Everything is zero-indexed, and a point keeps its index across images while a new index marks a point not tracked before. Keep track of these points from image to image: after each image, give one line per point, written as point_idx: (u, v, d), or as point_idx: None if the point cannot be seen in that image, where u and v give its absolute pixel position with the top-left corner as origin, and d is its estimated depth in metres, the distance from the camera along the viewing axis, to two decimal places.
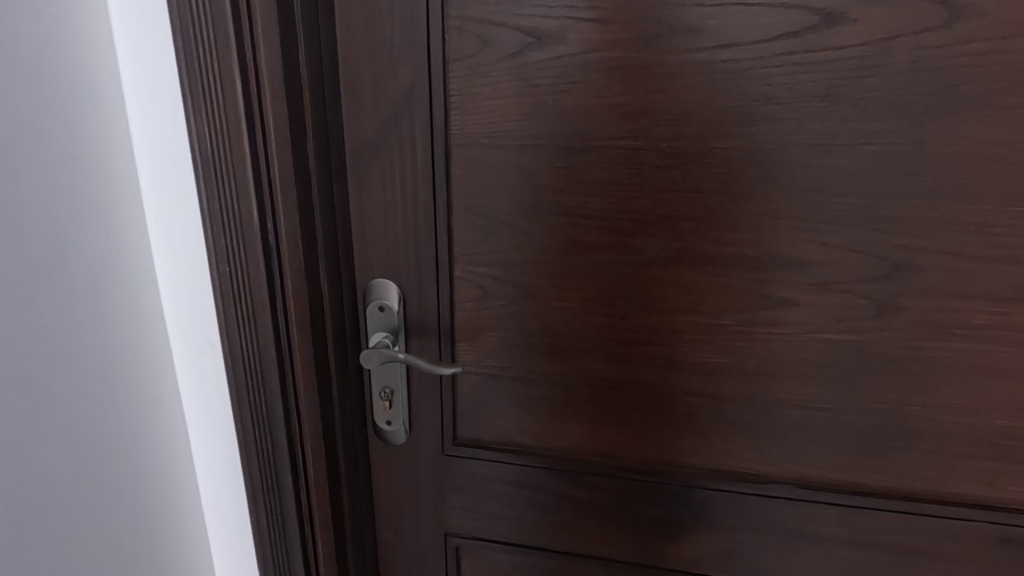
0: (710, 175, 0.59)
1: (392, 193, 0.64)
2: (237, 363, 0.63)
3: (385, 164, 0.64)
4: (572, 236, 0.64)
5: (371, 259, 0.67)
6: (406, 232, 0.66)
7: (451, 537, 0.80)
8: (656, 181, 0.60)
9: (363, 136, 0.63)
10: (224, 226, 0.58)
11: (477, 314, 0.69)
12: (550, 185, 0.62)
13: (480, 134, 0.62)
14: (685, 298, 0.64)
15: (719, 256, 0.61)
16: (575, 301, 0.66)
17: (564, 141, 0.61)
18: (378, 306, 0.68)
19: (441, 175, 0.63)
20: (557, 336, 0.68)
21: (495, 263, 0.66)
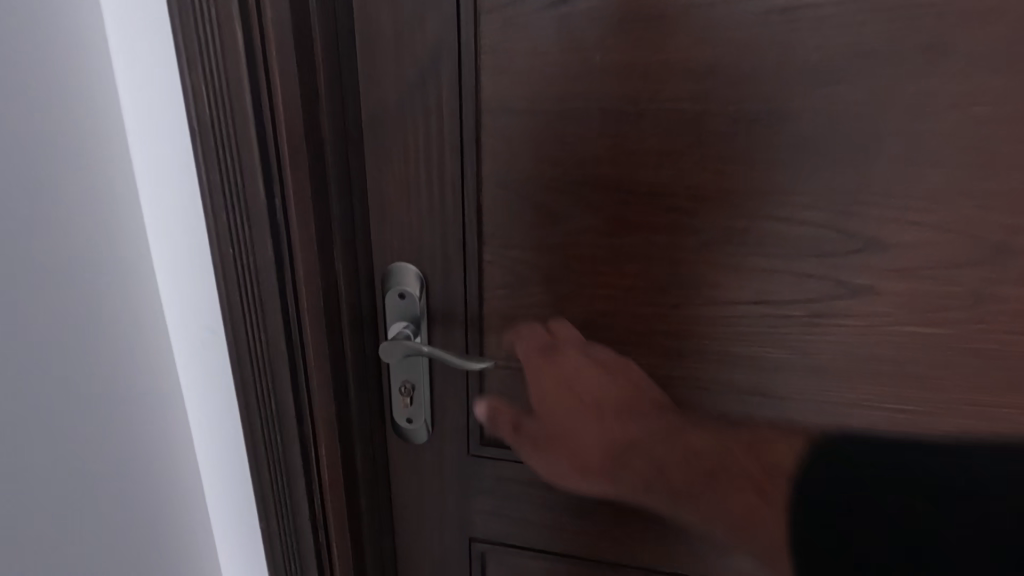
0: (784, 144, 0.51)
1: (415, 166, 0.57)
2: (243, 357, 0.57)
3: (407, 133, 0.56)
4: (618, 216, 0.56)
5: (391, 240, 0.60)
6: (430, 211, 0.58)
7: (476, 542, 0.74)
8: (720, 152, 0.52)
9: (382, 100, 0.55)
10: (227, 205, 0.51)
11: (508, 303, 0.62)
12: (596, 156, 0.55)
13: (516, 97, 0.54)
14: (747, 286, 0.56)
15: (788, 238, 0.54)
16: (621, 289, 0.59)
17: (612, 106, 0.53)
18: (399, 293, 0.61)
19: (471, 146, 0.56)
20: (598, 328, 0.61)
21: (530, 246, 0.59)
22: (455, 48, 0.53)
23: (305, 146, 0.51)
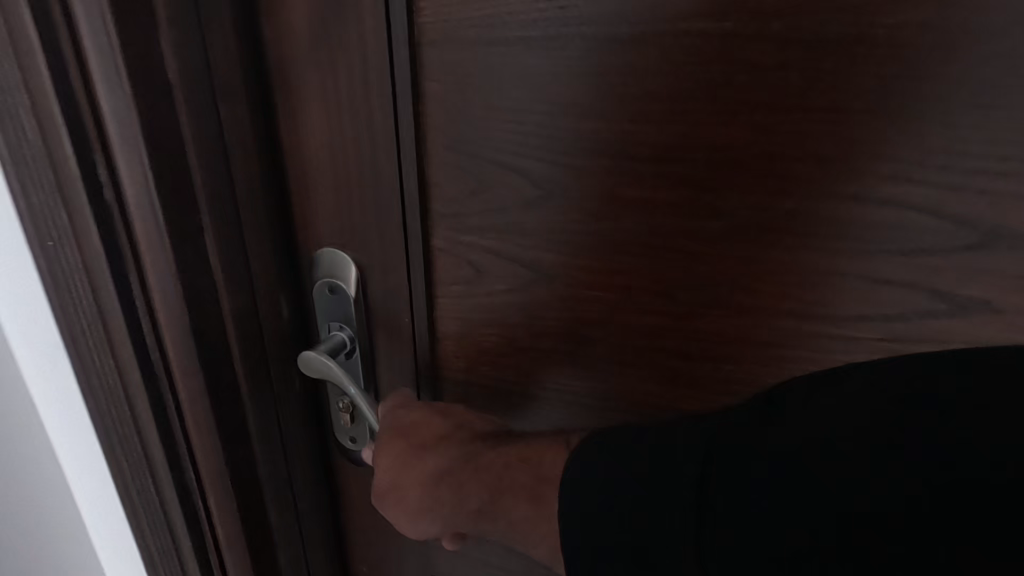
0: (862, 81, 0.33)
1: (336, 121, 0.42)
2: (92, 372, 0.44)
3: (322, 75, 0.41)
4: (609, 191, 0.40)
5: (311, 220, 0.46)
6: (358, 182, 0.44)
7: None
8: (761, 96, 0.35)
9: (286, 27, 0.40)
10: (36, 175, 0.37)
11: (465, 302, 0.47)
12: (577, 105, 0.39)
13: (465, 20, 0.38)
14: (789, 293, 0.39)
15: (860, 226, 0.36)
16: (612, 291, 0.43)
17: (599, 29, 0.36)
18: (329, 287, 0.48)
19: (406, 92, 0.41)
20: (580, 340, 0.46)
21: (490, 230, 0.44)
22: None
23: (129, 87, 0.34)
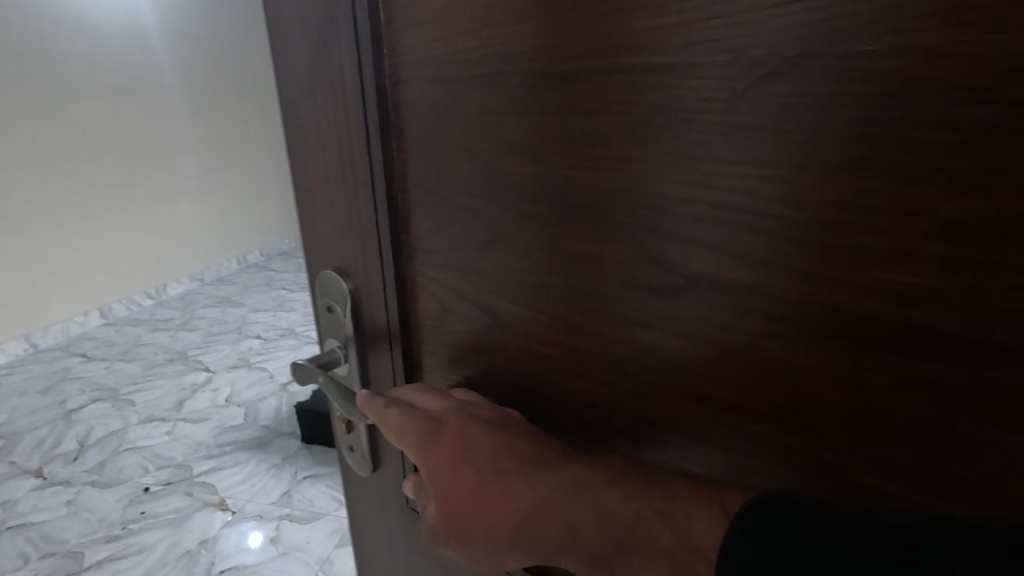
0: (821, 135, 0.28)
1: (331, 157, 0.46)
2: None
3: (319, 115, 0.45)
4: (556, 250, 0.39)
5: (315, 248, 0.51)
6: (348, 219, 0.48)
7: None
8: (705, 150, 0.31)
9: (293, 77, 0.46)
10: None
11: (439, 337, 0.48)
12: (527, 150, 0.37)
13: (425, 63, 0.39)
14: (748, 371, 0.34)
15: (816, 311, 0.31)
16: (565, 343, 0.41)
17: (541, 61, 0.35)
18: (327, 305, 0.52)
19: (380, 135, 0.43)
20: (538, 387, 0.44)
21: (455, 273, 0.44)
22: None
23: None
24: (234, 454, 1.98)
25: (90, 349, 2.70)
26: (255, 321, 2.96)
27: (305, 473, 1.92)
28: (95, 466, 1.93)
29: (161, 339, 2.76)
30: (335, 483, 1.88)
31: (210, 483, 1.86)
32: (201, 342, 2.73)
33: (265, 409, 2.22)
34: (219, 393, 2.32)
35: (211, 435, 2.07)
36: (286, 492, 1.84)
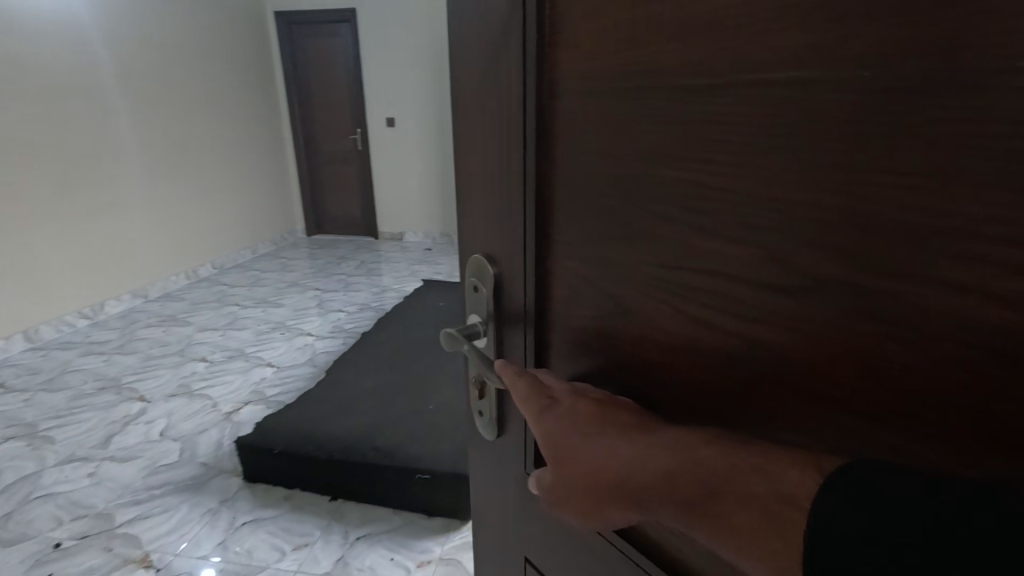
0: (917, 147, 0.31)
1: (493, 167, 0.60)
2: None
3: (485, 134, 0.60)
4: (682, 244, 0.45)
5: (474, 239, 0.68)
6: (500, 211, 0.61)
7: (529, 565, 0.75)
8: (834, 160, 0.34)
9: (468, 109, 0.62)
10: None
11: (566, 314, 0.59)
12: (665, 162, 0.44)
13: (578, 85, 0.50)
14: (869, 369, 0.36)
15: (927, 313, 0.33)
16: (690, 328, 0.47)
17: (674, 86, 0.42)
18: (474, 287, 0.69)
19: (529, 146, 0.55)
20: (658, 367, 0.50)
21: (590, 263, 0.54)
22: (525, 24, 0.52)
23: None
24: (164, 498, 2.38)
25: (11, 378, 3.42)
26: (198, 345, 3.94)
27: (242, 521, 2.23)
28: (6, 514, 2.30)
29: (104, 398, 3.21)
30: (276, 528, 2.20)
31: (133, 530, 2.21)
32: (143, 359, 3.71)
33: (202, 442, 2.78)
34: (152, 425, 2.93)
35: (140, 478, 2.51)
36: (222, 542, 2.13)
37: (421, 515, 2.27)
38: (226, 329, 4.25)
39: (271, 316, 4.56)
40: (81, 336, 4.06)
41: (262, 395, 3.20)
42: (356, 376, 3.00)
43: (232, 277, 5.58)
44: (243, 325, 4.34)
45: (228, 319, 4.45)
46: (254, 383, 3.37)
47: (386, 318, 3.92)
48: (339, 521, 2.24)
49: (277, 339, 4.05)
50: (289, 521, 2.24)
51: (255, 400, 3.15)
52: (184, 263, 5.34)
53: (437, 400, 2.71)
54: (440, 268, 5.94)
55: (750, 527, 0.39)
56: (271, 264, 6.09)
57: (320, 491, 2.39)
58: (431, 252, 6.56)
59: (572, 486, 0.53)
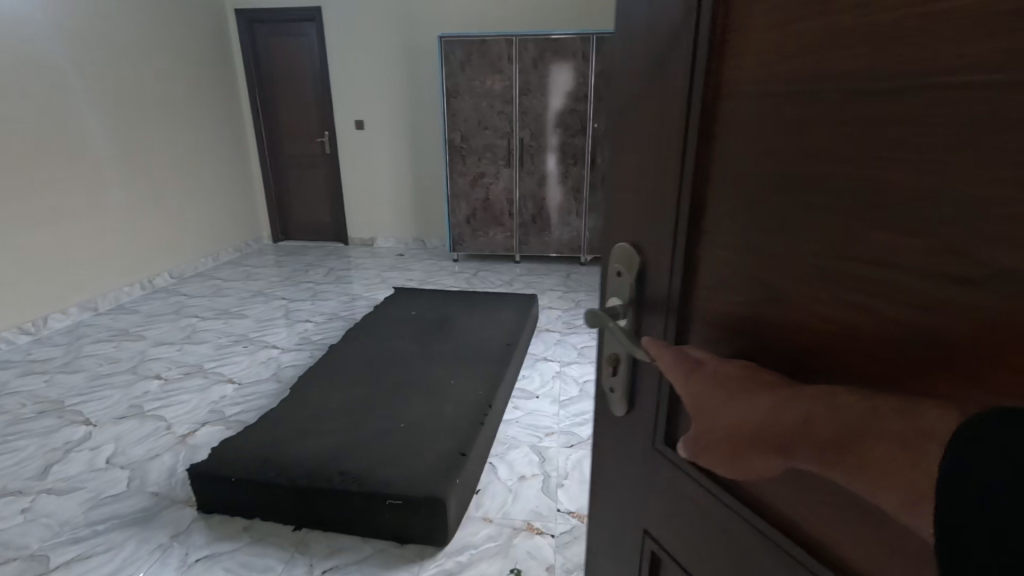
0: None
1: (650, 166, 0.67)
2: None
3: (642, 137, 0.67)
4: (848, 238, 0.47)
5: (619, 232, 0.74)
6: (653, 205, 0.67)
7: (647, 538, 0.79)
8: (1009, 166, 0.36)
9: (628, 113, 0.68)
10: None
11: (713, 301, 0.62)
12: (837, 162, 0.47)
13: (752, 88, 0.54)
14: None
15: None
16: (839, 314, 0.48)
17: (849, 104, 0.45)
18: (617, 272, 0.74)
19: (694, 147, 0.60)
20: (804, 357, 0.52)
21: (743, 252, 0.58)
22: (693, 39, 0.58)
23: None
24: (108, 534, 2.20)
25: None
26: (153, 362, 3.71)
27: (196, 557, 2.09)
28: None
29: (48, 421, 3.00)
30: (233, 564, 2.05)
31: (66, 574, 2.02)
32: (91, 379, 3.47)
33: (153, 470, 2.60)
34: (98, 452, 2.74)
35: (81, 513, 2.33)
36: None
37: (393, 543, 2.15)
38: (184, 343, 4.01)
39: (234, 327, 4.34)
40: (23, 352, 3.78)
41: (221, 416, 3.04)
42: (324, 393, 2.87)
43: (192, 287, 5.29)
44: (202, 338, 4.11)
45: (186, 333, 4.20)
46: (213, 402, 3.19)
47: (361, 327, 3.80)
48: (302, 553, 2.10)
49: (238, 353, 3.85)
50: (247, 556, 2.08)
51: (213, 421, 2.99)
52: (141, 272, 5.03)
53: (409, 417, 2.62)
54: (411, 276, 5.81)
55: (884, 461, 0.40)
56: (233, 273, 5.80)
57: (283, 521, 2.24)
58: (402, 258, 6.42)
59: (711, 438, 0.54)
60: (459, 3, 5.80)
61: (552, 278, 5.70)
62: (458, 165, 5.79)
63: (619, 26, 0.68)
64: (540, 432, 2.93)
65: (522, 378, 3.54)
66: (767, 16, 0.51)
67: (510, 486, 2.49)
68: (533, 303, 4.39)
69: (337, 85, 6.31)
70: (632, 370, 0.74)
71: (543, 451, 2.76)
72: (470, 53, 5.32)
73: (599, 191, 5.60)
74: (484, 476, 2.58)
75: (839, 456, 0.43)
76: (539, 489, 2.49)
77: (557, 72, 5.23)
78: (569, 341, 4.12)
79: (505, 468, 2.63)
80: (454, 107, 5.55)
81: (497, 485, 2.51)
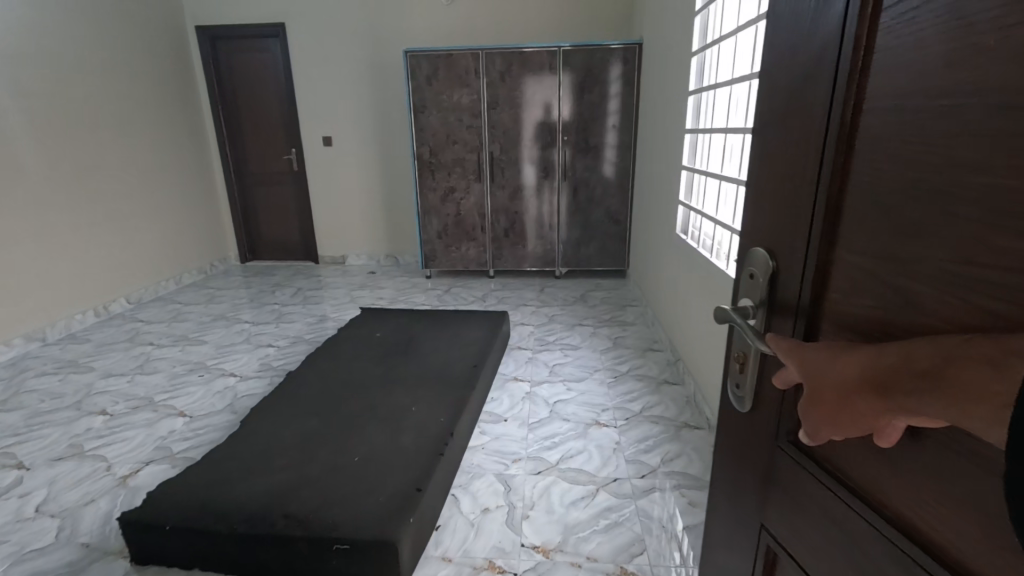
0: None
1: (789, 171, 0.71)
2: None
3: (782, 144, 0.73)
4: (978, 244, 0.47)
5: (757, 233, 0.80)
6: (789, 214, 0.72)
7: (765, 532, 0.82)
8: None
9: (774, 123, 0.74)
10: None
11: (840, 303, 0.63)
12: (970, 166, 0.47)
13: (889, 98, 0.55)
14: None
15: None
16: (962, 312, 0.48)
17: (990, 116, 0.45)
18: (749, 274, 0.81)
19: (830, 153, 0.63)
20: None
21: (870, 255, 0.59)
22: (835, 62, 0.62)
23: None
24: None
25: None
26: (99, 395, 3.47)
27: None
28: None
29: None
30: None
31: None
32: (31, 416, 3.23)
33: (89, 516, 2.41)
34: (27, 500, 2.53)
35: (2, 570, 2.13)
36: None
37: None
38: (135, 374, 3.77)
39: (190, 354, 4.12)
40: None
41: (168, 453, 2.85)
42: (278, 425, 2.75)
43: (150, 312, 5.01)
44: (155, 368, 3.87)
45: (138, 362, 3.94)
46: (160, 438, 2.99)
47: (323, 350, 3.69)
48: None
49: (192, 383, 3.63)
50: None
51: (158, 459, 2.80)
52: (95, 297, 4.74)
53: (363, 450, 2.50)
54: (382, 294, 5.68)
55: (976, 381, 0.41)
56: (196, 296, 5.53)
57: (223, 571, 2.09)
58: (372, 276, 6.29)
59: (819, 395, 0.55)
60: (428, 18, 5.80)
61: (527, 292, 5.69)
62: (428, 180, 5.76)
63: (767, 54, 0.76)
64: (506, 459, 2.88)
65: (490, 400, 3.49)
66: (913, 37, 0.52)
67: (472, 520, 2.44)
68: (505, 320, 4.34)
69: (303, 100, 6.19)
70: (758, 368, 0.80)
71: (509, 480, 2.71)
72: (437, 67, 5.32)
73: (569, 204, 5.65)
74: (446, 510, 2.51)
75: (936, 384, 0.44)
76: (503, 522, 2.43)
77: (528, 85, 5.28)
78: (541, 359, 4.10)
79: (468, 500, 2.57)
80: (421, 121, 5.53)
81: (459, 519, 2.44)
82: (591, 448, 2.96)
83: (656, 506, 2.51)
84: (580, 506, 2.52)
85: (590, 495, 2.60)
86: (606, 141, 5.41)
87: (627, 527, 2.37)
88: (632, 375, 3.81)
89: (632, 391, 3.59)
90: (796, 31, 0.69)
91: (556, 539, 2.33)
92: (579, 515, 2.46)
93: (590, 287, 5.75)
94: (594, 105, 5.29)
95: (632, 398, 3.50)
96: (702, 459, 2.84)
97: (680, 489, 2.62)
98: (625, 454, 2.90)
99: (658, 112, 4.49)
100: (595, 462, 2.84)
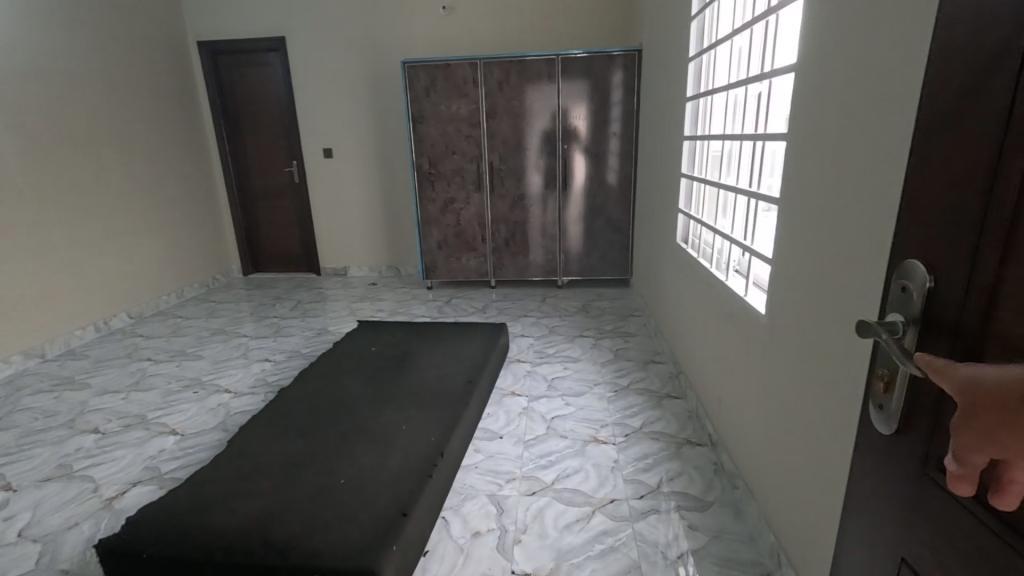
0: None
1: (952, 184, 0.71)
2: None
3: (946, 153, 0.72)
4: None
5: (910, 245, 0.79)
6: (950, 230, 0.71)
7: (905, 566, 0.80)
8: None
9: (937, 134, 0.73)
10: None
11: (1011, 323, 0.62)
12: None
13: None
14: None
15: None
16: None
17: None
18: (902, 287, 0.80)
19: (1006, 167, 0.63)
20: None
21: None
22: (1014, 72, 0.61)
23: None
24: None
25: None
26: (89, 414, 3.41)
27: None
28: None
29: None
30: None
31: None
32: (23, 433, 3.19)
33: (68, 541, 2.34)
34: (10, 523, 2.47)
35: None
36: None
37: None
38: (130, 391, 3.71)
39: (185, 369, 4.07)
40: None
41: (155, 473, 2.79)
42: (265, 446, 2.70)
43: (151, 326, 4.96)
44: (150, 384, 3.82)
45: (134, 379, 3.89)
46: (149, 457, 2.93)
47: (324, 367, 3.64)
48: None
49: (187, 400, 3.58)
50: None
51: (145, 481, 2.74)
52: (98, 309, 4.70)
53: (348, 471, 2.45)
54: (381, 307, 5.65)
55: None
56: (196, 309, 5.49)
57: None
58: (374, 288, 6.25)
59: (979, 413, 0.57)
60: (429, 31, 5.83)
61: (529, 302, 5.66)
62: (428, 191, 5.77)
63: (936, 54, 0.74)
64: (500, 478, 2.85)
65: (487, 416, 3.47)
66: None
67: (461, 546, 2.40)
68: (503, 332, 4.34)
69: (303, 111, 6.20)
70: (906, 388, 0.79)
71: (502, 501, 2.68)
72: (435, 78, 5.36)
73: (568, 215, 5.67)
74: (435, 534, 2.48)
75: None
76: (493, 546, 2.39)
77: (529, 93, 5.31)
78: (540, 372, 4.08)
79: (458, 524, 2.54)
80: (419, 132, 5.56)
81: (448, 545, 2.41)
82: (589, 467, 2.93)
83: (656, 530, 2.46)
84: (575, 530, 2.48)
85: (586, 517, 2.55)
86: (608, 149, 5.44)
87: (621, 554, 2.33)
88: (634, 389, 3.78)
89: (631, 406, 3.56)
90: (973, 31, 0.66)
91: (549, 565, 2.29)
92: (573, 539, 2.42)
93: (594, 297, 5.73)
94: (595, 113, 5.32)
95: (631, 413, 3.47)
96: (704, 479, 2.79)
97: (680, 510, 2.57)
98: (623, 473, 2.87)
99: (658, 121, 4.51)
100: (593, 481, 2.81)
